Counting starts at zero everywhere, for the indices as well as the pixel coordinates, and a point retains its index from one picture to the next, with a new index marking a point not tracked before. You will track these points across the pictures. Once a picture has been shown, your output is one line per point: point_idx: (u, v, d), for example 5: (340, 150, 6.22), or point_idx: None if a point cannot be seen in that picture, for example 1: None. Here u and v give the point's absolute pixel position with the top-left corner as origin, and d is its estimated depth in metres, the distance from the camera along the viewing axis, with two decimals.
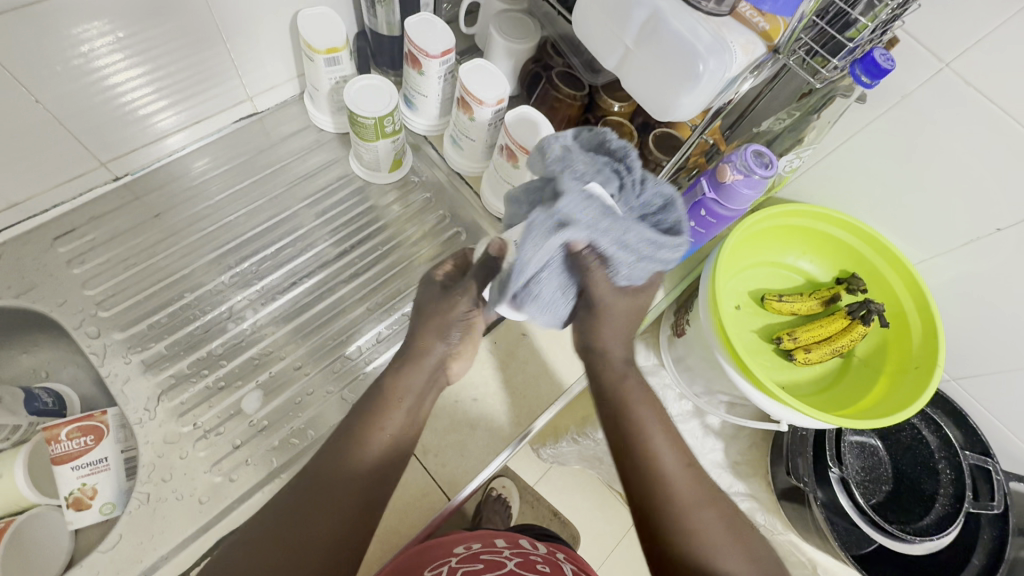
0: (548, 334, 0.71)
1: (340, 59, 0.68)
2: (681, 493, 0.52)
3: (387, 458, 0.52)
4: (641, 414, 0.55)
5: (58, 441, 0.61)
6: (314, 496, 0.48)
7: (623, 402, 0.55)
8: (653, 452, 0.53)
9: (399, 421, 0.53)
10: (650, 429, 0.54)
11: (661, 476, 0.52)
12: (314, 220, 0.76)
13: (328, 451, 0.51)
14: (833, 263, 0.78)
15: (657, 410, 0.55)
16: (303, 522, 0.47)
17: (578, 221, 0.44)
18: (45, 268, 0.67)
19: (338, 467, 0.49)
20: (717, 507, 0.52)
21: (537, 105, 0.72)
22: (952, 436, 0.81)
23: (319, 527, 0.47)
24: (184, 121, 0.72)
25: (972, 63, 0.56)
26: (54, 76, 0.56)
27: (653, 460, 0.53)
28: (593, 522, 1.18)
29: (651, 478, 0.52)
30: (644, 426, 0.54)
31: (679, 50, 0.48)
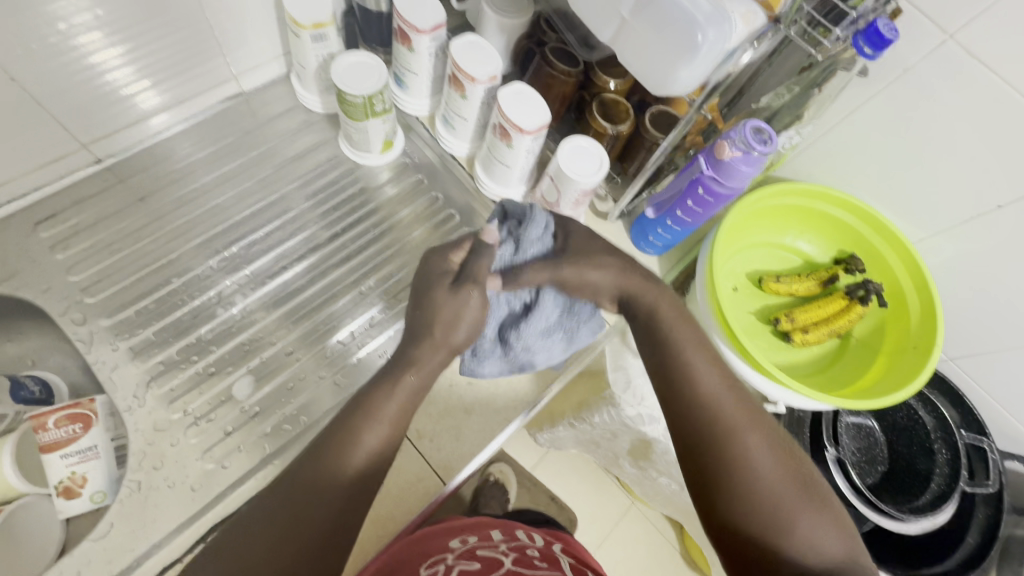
0: None
1: (327, 35, 0.66)
2: (706, 386, 0.52)
3: (379, 461, 0.50)
4: (672, 327, 0.55)
5: (46, 429, 0.60)
6: (307, 495, 0.46)
7: (655, 328, 0.56)
8: (681, 358, 0.53)
9: (396, 418, 0.51)
10: (677, 334, 0.55)
11: (686, 372, 0.53)
12: (304, 202, 0.75)
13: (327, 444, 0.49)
14: (831, 243, 0.77)
15: (689, 325, 0.56)
16: (295, 524, 0.45)
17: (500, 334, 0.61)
18: (27, 254, 0.66)
19: (332, 467, 0.47)
20: (738, 393, 0.52)
21: (531, 82, 0.70)
22: (948, 416, 0.80)
23: (306, 529, 0.45)
24: (168, 101, 0.70)
25: (978, 34, 0.54)
26: (30, 55, 0.54)
27: (679, 357, 0.53)
28: (590, 505, 1.18)
29: (680, 376, 0.53)
30: (672, 332, 0.55)
31: (678, 20, 0.46)
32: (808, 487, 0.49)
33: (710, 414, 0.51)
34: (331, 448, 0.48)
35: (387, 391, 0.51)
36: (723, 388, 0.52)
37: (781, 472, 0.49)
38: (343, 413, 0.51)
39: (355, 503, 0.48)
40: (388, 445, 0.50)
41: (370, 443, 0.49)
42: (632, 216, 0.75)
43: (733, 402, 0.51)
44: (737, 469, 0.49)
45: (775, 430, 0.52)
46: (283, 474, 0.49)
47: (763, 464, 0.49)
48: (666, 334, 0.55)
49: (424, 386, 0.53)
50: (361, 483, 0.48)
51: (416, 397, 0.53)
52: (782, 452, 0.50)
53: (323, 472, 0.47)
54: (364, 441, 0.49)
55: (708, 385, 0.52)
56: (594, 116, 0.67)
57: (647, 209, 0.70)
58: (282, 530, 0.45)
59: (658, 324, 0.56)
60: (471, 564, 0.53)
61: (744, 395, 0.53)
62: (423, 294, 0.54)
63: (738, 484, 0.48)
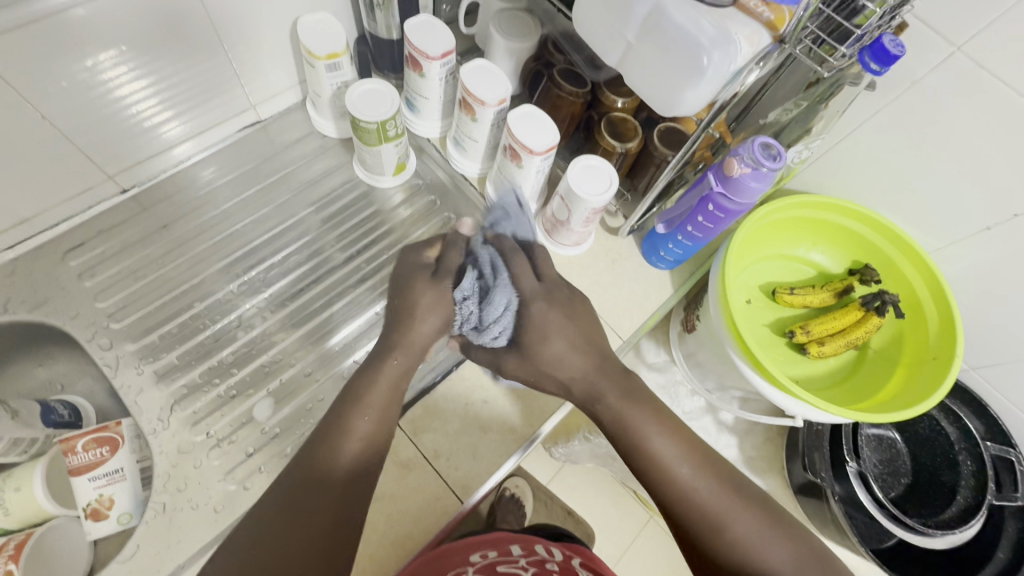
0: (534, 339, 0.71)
1: (341, 64, 0.68)
2: (663, 451, 0.52)
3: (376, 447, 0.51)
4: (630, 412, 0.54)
5: (74, 453, 0.61)
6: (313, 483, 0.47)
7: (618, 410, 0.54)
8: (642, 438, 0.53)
9: (386, 407, 0.53)
10: (636, 419, 0.54)
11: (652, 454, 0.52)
12: (320, 225, 0.76)
13: (319, 447, 0.49)
14: (846, 253, 0.77)
15: (638, 396, 0.55)
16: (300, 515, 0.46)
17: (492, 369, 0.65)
18: (56, 282, 0.68)
19: (329, 456, 0.49)
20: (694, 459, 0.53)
21: (540, 103, 0.72)
22: (972, 427, 0.79)
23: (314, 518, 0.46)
24: (191, 130, 0.72)
25: (986, 47, 0.54)
26: (60, 92, 0.56)
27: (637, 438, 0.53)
28: (608, 519, 1.17)
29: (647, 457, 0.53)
30: (636, 420, 0.54)
31: (683, 43, 0.47)
32: (814, 557, 0.50)
33: (675, 487, 0.51)
34: (330, 438, 0.50)
35: (373, 377, 0.54)
36: (682, 457, 0.53)
37: (757, 524, 0.50)
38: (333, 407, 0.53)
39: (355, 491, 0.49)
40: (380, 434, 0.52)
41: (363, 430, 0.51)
42: (642, 232, 0.76)
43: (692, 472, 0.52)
44: (742, 558, 0.49)
45: (750, 489, 0.53)
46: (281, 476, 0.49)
47: (762, 537, 0.50)
48: (631, 431, 0.53)
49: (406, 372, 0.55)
50: (358, 477, 0.49)
51: (400, 384, 0.55)
52: (782, 530, 0.51)
53: (322, 460, 0.48)
54: (359, 427, 0.51)
55: (670, 460, 0.52)
56: (602, 135, 0.68)
57: (658, 224, 0.70)
58: (291, 522, 0.45)
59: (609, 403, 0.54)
60: None
61: (714, 463, 0.53)
62: (413, 294, 0.57)
63: (749, 574, 0.49)
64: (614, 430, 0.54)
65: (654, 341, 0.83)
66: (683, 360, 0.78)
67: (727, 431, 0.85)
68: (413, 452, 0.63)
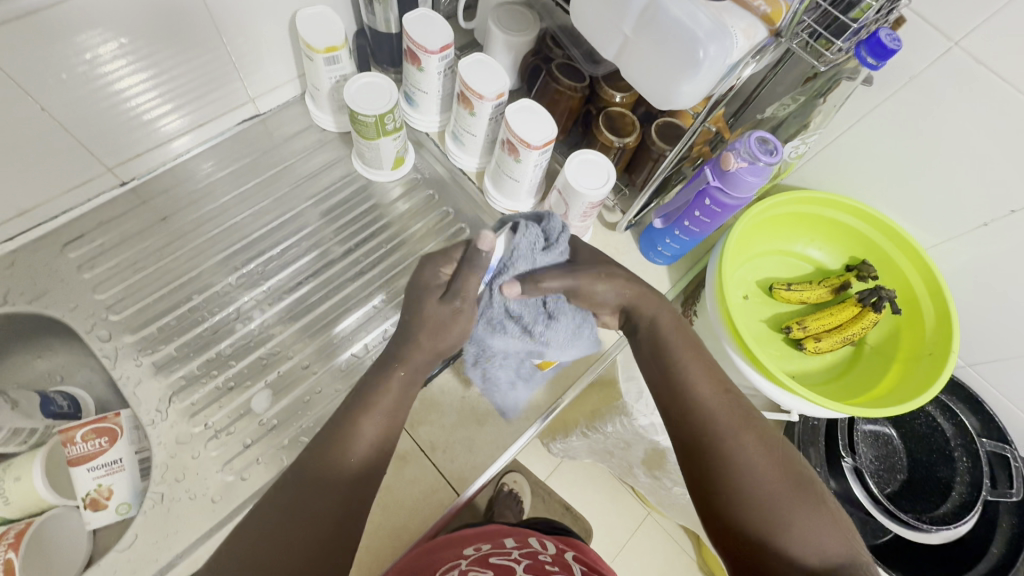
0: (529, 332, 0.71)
1: (339, 57, 0.68)
2: (699, 386, 0.52)
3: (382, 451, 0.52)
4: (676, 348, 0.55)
5: (73, 443, 0.61)
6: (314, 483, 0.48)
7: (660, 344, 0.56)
8: (680, 373, 0.53)
9: (392, 413, 0.53)
10: (678, 353, 0.55)
11: (685, 388, 0.52)
12: (319, 219, 0.77)
13: (324, 450, 0.50)
14: (843, 249, 0.77)
15: (686, 338, 0.56)
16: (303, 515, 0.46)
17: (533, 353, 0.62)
18: (56, 274, 0.68)
19: (332, 457, 0.49)
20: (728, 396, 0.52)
21: (538, 97, 0.72)
22: (968, 423, 0.79)
23: (320, 519, 0.46)
24: (191, 123, 0.72)
25: (983, 43, 0.54)
26: (60, 83, 0.57)
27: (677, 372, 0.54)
28: (606, 515, 1.17)
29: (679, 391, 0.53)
30: (678, 355, 0.55)
31: (678, 36, 0.47)
32: (807, 484, 0.47)
33: (701, 419, 0.50)
34: (333, 441, 0.50)
35: (383, 384, 0.54)
36: (715, 394, 0.52)
37: (776, 478, 0.47)
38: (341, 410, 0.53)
39: (362, 491, 0.49)
40: (384, 439, 0.52)
41: (371, 432, 0.51)
42: (640, 227, 0.76)
43: (721, 409, 0.51)
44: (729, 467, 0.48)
45: (777, 439, 0.50)
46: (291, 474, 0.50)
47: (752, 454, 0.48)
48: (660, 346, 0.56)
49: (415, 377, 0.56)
50: (362, 480, 0.49)
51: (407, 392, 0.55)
52: (775, 451, 0.49)
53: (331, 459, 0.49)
54: (365, 432, 0.51)
55: (702, 394, 0.52)
56: (600, 130, 0.68)
57: (655, 219, 0.70)
58: (295, 522, 0.46)
59: (660, 335, 0.57)
60: (483, 570, 0.54)
61: (748, 413, 0.51)
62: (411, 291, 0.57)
63: (734, 478, 0.47)
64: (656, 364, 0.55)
65: None
66: None
67: None
68: (410, 444, 0.63)
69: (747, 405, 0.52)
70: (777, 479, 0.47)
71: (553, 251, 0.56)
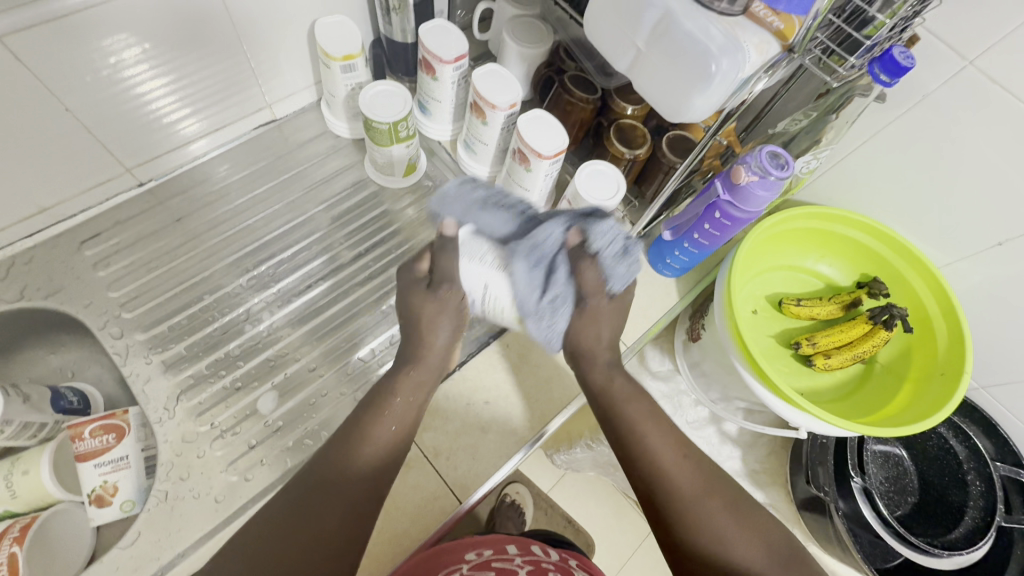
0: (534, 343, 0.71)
1: (356, 65, 0.69)
2: (664, 458, 0.53)
3: (393, 456, 0.52)
4: (634, 414, 0.54)
5: (82, 438, 0.62)
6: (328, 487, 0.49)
7: (617, 410, 0.55)
8: (644, 442, 0.53)
9: (404, 418, 0.54)
10: (640, 424, 0.54)
11: (654, 463, 0.52)
12: (330, 224, 0.78)
13: (332, 456, 0.50)
14: (855, 266, 0.76)
15: (645, 403, 0.55)
16: (304, 522, 0.47)
17: (536, 310, 0.51)
18: (72, 270, 0.70)
19: (343, 458, 0.50)
20: (694, 466, 0.53)
21: (550, 108, 0.73)
22: (981, 446, 0.78)
23: (327, 522, 0.47)
24: (207, 127, 0.74)
25: (996, 62, 0.54)
26: (84, 86, 0.58)
27: (640, 443, 0.53)
28: (609, 530, 1.16)
29: (645, 465, 0.53)
30: (638, 426, 0.54)
31: (692, 50, 0.48)
32: (777, 556, 0.50)
33: (668, 493, 0.52)
34: (346, 443, 0.51)
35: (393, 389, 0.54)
36: (683, 468, 0.53)
37: (750, 549, 0.50)
38: (354, 414, 0.54)
39: (373, 492, 0.50)
40: (396, 444, 0.53)
41: (382, 436, 0.52)
42: (650, 238, 0.76)
43: (688, 481, 0.52)
44: (704, 542, 0.50)
45: (745, 506, 0.52)
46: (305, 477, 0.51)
47: (727, 529, 0.50)
48: (625, 418, 0.55)
49: (426, 382, 0.56)
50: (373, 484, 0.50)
51: (417, 393, 0.55)
52: (750, 527, 0.51)
53: (342, 462, 0.50)
54: (378, 436, 0.52)
55: (668, 467, 0.52)
56: (611, 141, 0.68)
57: (664, 231, 0.70)
58: (303, 520, 0.47)
59: (613, 404, 0.55)
60: None
61: (713, 479, 0.53)
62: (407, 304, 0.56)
63: (708, 554, 0.49)
64: (617, 435, 0.55)
65: (658, 350, 0.82)
66: (687, 370, 0.77)
67: (730, 442, 0.84)
68: (413, 450, 0.63)
69: (711, 470, 0.54)
70: (750, 550, 0.50)
71: (622, 268, 0.52)
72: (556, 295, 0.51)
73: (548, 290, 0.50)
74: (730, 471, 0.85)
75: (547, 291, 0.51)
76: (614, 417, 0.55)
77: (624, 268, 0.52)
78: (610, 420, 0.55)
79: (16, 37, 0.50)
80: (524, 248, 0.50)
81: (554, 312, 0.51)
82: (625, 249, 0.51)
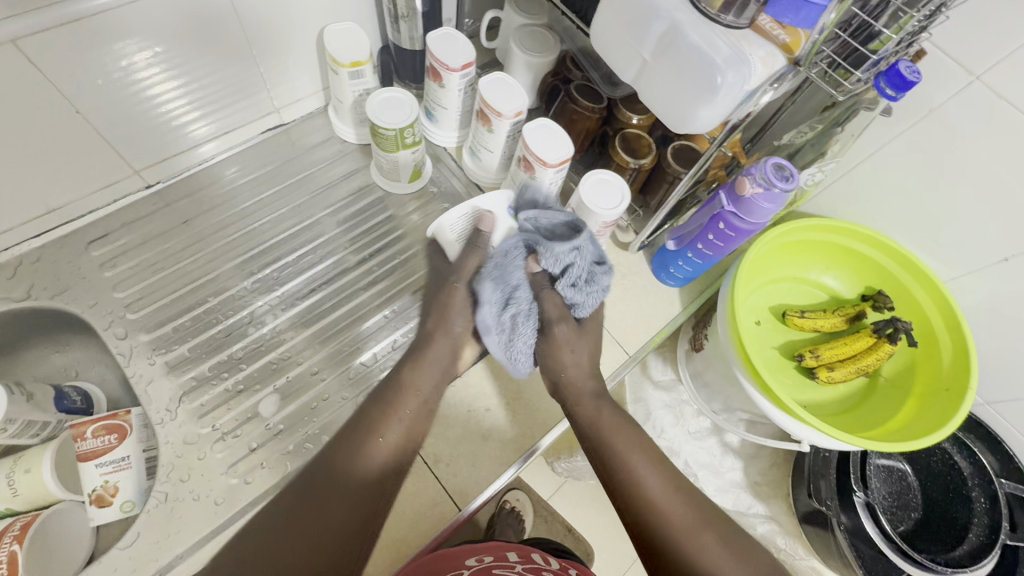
0: None
1: (364, 72, 0.70)
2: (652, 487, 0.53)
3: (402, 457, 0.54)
4: (620, 445, 0.56)
5: (84, 438, 0.62)
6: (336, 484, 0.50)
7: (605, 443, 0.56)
8: (633, 471, 0.54)
9: (415, 417, 0.56)
10: (628, 453, 0.55)
11: (644, 493, 0.53)
12: (335, 228, 0.78)
13: (342, 453, 0.52)
14: (860, 279, 0.76)
15: (634, 433, 0.57)
16: (310, 523, 0.48)
17: (494, 330, 0.57)
18: (79, 271, 0.70)
19: (352, 459, 0.52)
20: (684, 496, 0.53)
21: (555, 117, 0.73)
22: (985, 462, 0.77)
23: (333, 520, 0.49)
24: (216, 130, 0.75)
25: (1004, 77, 0.54)
26: (95, 88, 0.59)
27: (629, 473, 0.54)
28: (608, 540, 1.15)
29: (636, 495, 0.53)
30: (628, 456, 0.55)
31: (698, 62, 0.48)
32: None
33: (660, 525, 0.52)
34: (355, 440, 0.53)
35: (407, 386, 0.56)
36: (674, 497, 0.53)
37: None
38: (365, 408, 0.56)
39: (380, 491, 0.52)
40: (404, 446, 0.54)
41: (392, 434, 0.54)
42: (653, 248, 0.76)
43: (678, 510, 0.52)
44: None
45: (736, 535, 0.52)
46: (314, 462, 0.53)
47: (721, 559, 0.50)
48: (615, 451, 0.56)
49: (438, 378, 0.58)
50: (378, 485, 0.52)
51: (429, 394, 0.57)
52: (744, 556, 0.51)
53: (353, 457, 0.52)
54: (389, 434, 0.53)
55: (658, 496, 0.53)
56: (616, 150, 0.68)
57: (669, 240, 0.70)
58: (317, 510, 0.49)
59: (603, 437, 0.56)
60: None
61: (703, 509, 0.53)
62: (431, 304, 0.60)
63: None
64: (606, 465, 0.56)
65: (660, 359, 0.82)
66: (689, 379, 0.77)
67: (731, 453, 0.84)
68: (413, 456, 0.63)
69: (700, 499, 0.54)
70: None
71: (583, 293, 0.58)
72: (519, 321, 0.57)
73: (511, 315, 0.56)
74: (731, 482, 0.85)
75: (506, 316, 0.56)
76: (604, 449, 0.56)
77: (585, 296, 0.58)
78: (599, 452, 0.56)
79: (31, 40, 0.51)
80: (492, 272, 0.56)
81: (512, 336, 0.57)
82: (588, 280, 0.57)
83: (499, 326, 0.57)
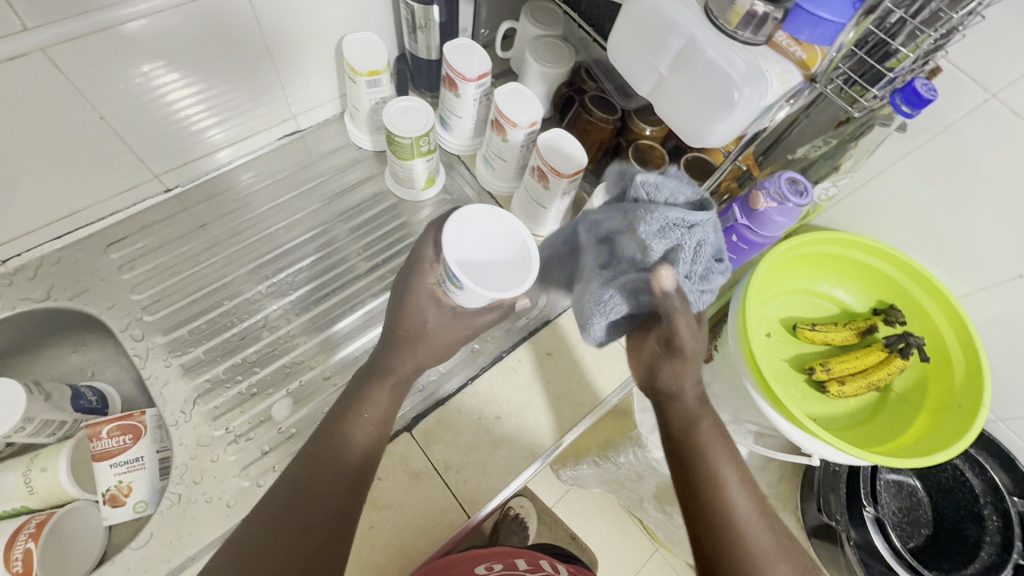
0: (547, 359, 0.71)
1: (381, 81, 0.71)
2: (734, 495, 0.50)
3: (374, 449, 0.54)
4: (708, 444, 0.52)
5: (99, 438, 0.63)
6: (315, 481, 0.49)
7: (692, 439, 0.52)
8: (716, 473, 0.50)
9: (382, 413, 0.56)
10: (715, 454, 0.51)
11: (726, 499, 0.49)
12: (348, 234, 0.79)
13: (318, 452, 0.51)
14: (872, 293, 0.76)
15: (721, 437, 0.53)
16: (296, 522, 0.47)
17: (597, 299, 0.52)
18: (97, 272, 0.71)
19: (332, 454, 0.51)
20: (762, 513, 0.50)
21: (569, 127, 0.74)
22: (999, 480, 0.76)
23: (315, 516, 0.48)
24: (233, 136, 0.76)
25: (1020, 95, 0.54)
26: (118, 93, 0.60)
27: (713, 475, 0.50)
28: (613, 548, 1.15)
29: (717, 498, 0.49)
30: (714, 457, 0.51)
31: (715, 78, 0.49)
32: None
33: (736, 536, 0.48)
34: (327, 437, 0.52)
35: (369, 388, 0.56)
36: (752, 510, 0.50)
37: None
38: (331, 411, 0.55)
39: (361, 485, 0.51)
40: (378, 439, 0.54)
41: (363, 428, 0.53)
42: None
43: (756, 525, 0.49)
44: None
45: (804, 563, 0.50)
46: (298, 455, 0.52)
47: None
48: (701, 448, 0.51)
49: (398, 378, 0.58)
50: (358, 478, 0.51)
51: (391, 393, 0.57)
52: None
53: (339, 443, 0.52)
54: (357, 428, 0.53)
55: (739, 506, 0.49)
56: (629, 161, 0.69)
57: None
58: (305, 500, 0.48)
59: (692, 431, 0.52)
60: None
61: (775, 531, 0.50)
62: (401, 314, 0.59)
63: None
64: (687, 461, 0.51)
65: None
66: (698, 391, 0.77)
67: None
68: (423, 462, 0.63)
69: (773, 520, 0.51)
70: None
71: (699, 291, 0.50)
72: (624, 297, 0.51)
73: (618, 287, 0.51)
74: None
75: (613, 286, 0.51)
76: (688, 444, 0.52)
77: (699, 293, 0.50)
78: (683, 446, 0.52)
79: (59, 48, 0.52)
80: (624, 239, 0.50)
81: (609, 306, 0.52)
82: (700, 277, 0.50)
83: (605, 294, 0.52)
